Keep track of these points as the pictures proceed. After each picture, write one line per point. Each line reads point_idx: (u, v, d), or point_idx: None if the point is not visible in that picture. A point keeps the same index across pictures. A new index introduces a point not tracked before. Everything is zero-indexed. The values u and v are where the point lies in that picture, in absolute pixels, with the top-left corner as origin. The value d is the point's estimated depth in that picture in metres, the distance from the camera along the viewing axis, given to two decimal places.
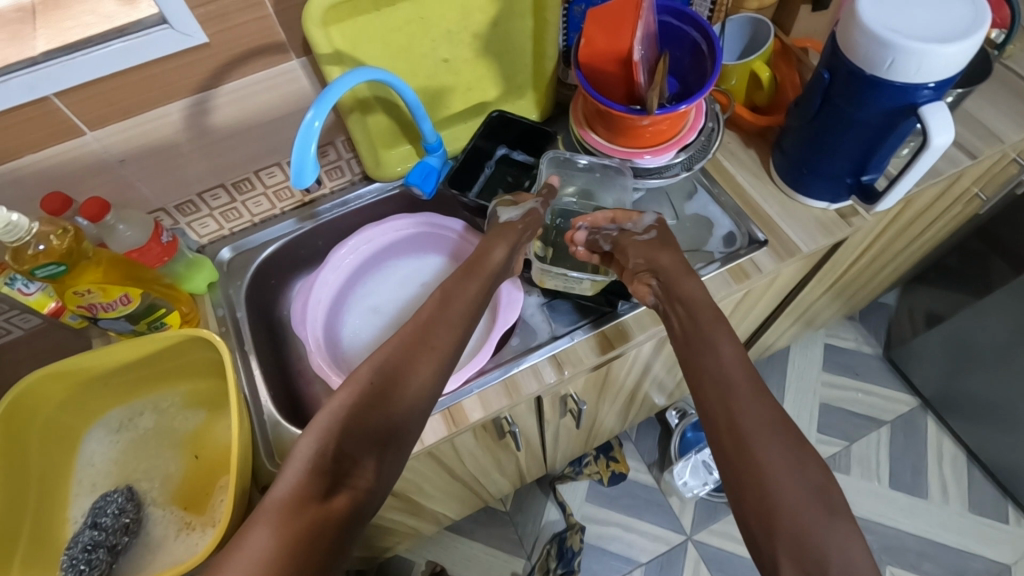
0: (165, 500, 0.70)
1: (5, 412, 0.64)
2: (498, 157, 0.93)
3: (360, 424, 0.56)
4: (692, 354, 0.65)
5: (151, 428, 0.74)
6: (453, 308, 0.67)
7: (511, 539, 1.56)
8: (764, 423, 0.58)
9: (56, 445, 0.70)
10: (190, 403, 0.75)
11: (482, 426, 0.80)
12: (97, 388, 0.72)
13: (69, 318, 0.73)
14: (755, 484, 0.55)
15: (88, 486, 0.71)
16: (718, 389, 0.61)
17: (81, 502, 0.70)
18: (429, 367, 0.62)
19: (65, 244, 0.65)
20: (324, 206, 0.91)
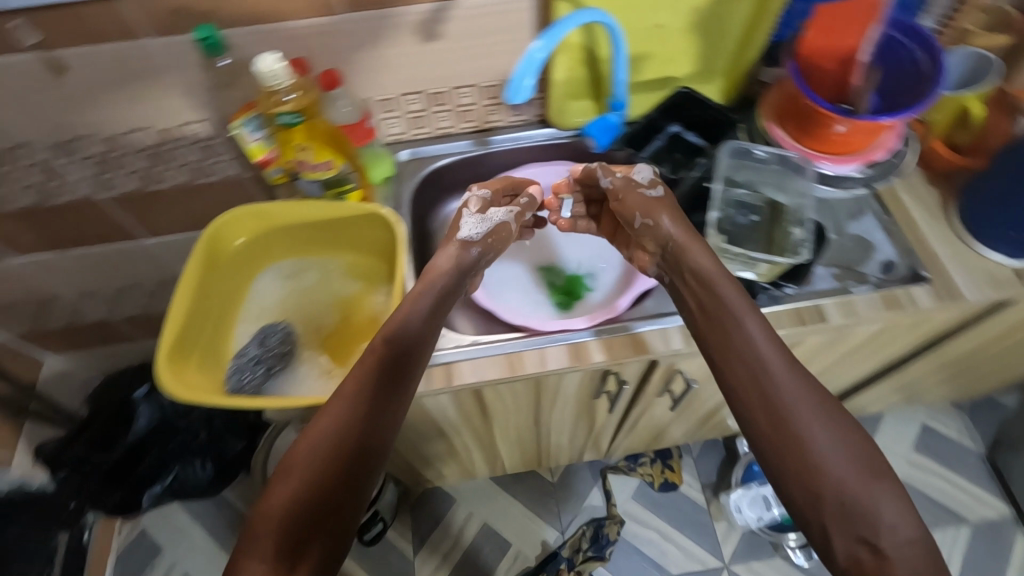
0: (313, 345, 0.78)
1: (212, 231, 0.74)
2: (670, 133, 0.94)
3: (301, 514, 0.55)
4: (714, 329, 0.65)
5: (313, 284, 0.83)
6: (376, 368, 0.63)
7: (549, 510, 1.59)
8: (801, 395, 0.59)
9: (238, 273, 0.80)
10: (350, 272, 0.84)
11: (594, 373, 0.83)
12: (282, 236, 0.81)
13: (272, 171, 0.83)
14: (797, 455, 0.57)
15: (254, 315, 0.81)
16: (750, 367, 0.61)
17: (245, 327, 0.80)
18: (359, 421, 0.59)
19: (302, 102, 0.75)
20: (498, 137, 0.97)
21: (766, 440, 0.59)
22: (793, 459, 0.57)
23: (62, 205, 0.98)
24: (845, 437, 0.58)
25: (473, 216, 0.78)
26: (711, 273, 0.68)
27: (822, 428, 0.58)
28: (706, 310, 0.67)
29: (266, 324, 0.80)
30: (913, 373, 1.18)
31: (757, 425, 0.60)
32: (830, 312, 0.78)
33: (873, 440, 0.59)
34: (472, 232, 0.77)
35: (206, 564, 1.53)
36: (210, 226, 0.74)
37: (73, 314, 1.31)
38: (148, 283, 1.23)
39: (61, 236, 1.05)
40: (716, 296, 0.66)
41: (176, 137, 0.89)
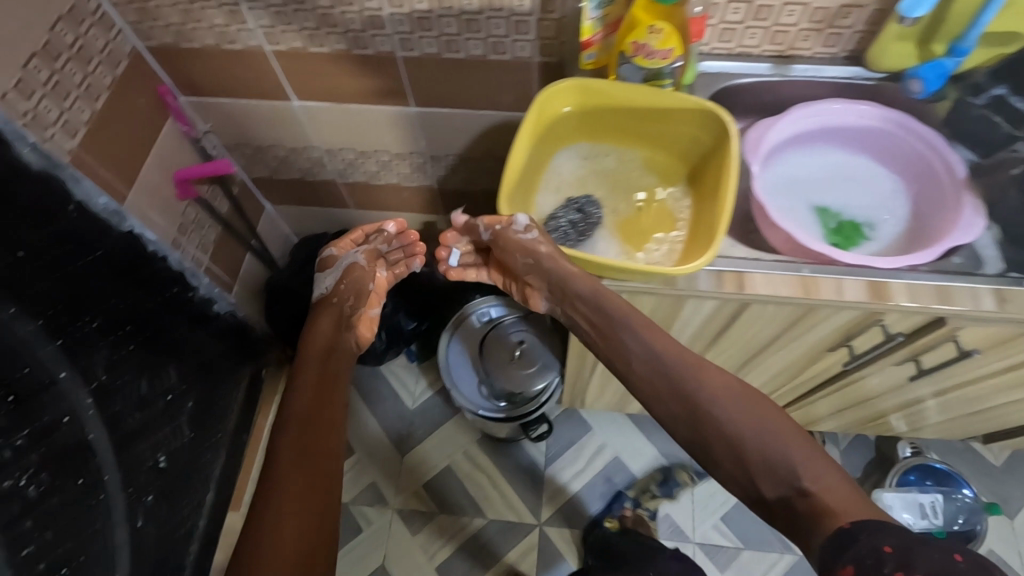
0: (610, 224, 0.81)
1: (546, 94, 0.77)
2: (992, 96, 0.89)
3: (300, 520, 0.85)
4: (597, 316, 0.91)
5: (609, 171, 0.85)
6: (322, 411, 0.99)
7: (681, 461, 1.61)
8: (702, 379, 0.83)
9: (548, 144, 0.84)
10: (648, 166, 0.85)
11: (870, 315, 0.81)
12: (594, 118, 0.83)
13: (589, 54, 0.88)
14: (697, 414, 0.81)
15: (554, 187, 0.84)
16: (648, 365, 0.86)
17: (545, 196, 0.84)
18: (283, 443, 0.92)
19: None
20: (798, 66, 0.94)
21: (697, 425, 0.82)
22: (720, 409, 0.80)
23: (363, 57, 1.05)
24: (748, 415, 0.78)
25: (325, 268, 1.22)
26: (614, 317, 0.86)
27: (710, 381, 0.82)
28: (597, 326, 0.93)
29: (565, 197, 0.84)
30: None
31: (666, 403, 0.85)
32: None
33: (763, 400, 0.80)
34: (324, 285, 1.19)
35: (357, 424, 1.68)
36: (552, 84, 0.77)
37: (307, 170, 1.41)
38: (387, 152, 1.31)
39: (345, 89, 1.13)
40: (513, 244, 0.81)
41: (496, 7, 0.92)
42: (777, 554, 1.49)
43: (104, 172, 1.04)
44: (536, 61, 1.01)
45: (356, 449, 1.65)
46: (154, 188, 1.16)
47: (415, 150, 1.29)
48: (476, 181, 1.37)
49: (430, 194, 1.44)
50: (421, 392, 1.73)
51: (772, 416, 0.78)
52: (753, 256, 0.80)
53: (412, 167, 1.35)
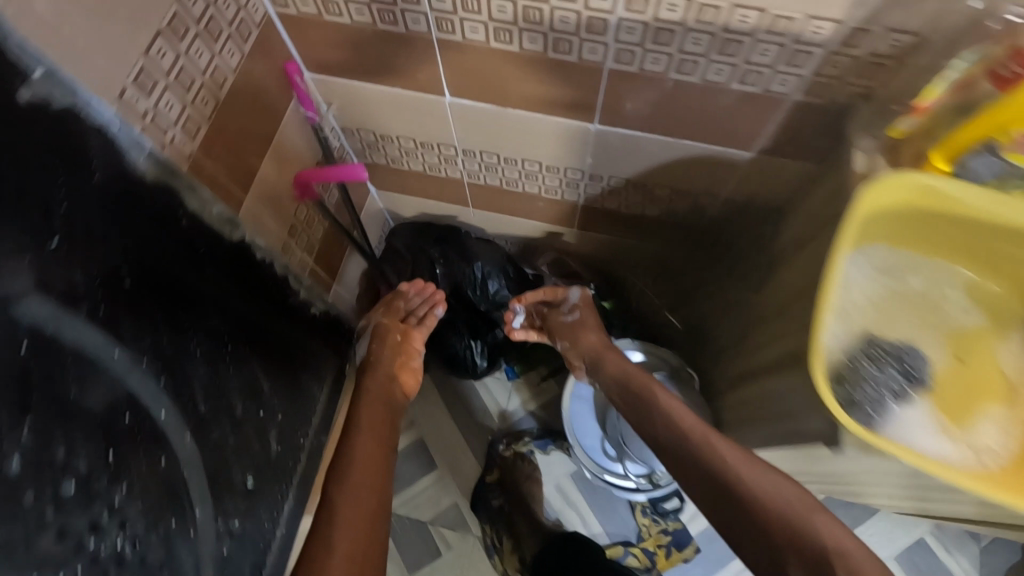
0: (927, 382, 0.64)
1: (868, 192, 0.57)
2: None
3: (358, 529, 0.97)
4: (633, 407, 1.02)
5: (905, 286, 0.67)
6: (366, 438, 1.15)
7: None
8: (724, 450, 0.85)
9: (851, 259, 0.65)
10: (960, 286, 0.67)
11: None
12: (920, 227, 0.63)
13: (906, 120, 0.63)
14: (719, 478, 0.83)
15: (847, 314, 0.67)
16: (672, 431, 0.93)
17: (836, 327, 0.66)
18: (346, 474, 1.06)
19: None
20: None
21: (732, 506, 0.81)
22: (758, 485, 0.80)
23: (558, 63, 0.80)
24: (777, 487, 0.79)
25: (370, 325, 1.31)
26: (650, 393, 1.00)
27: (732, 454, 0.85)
28: (635, 388, 1.03)
29: (863, 333, 0.66)
30: None
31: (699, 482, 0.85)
32: None
33: (797, 490, 0.78)
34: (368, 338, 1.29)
35: (440, 436, 1.55)
36: (895, 177, 0.57)
37: (430, 165, 1.18)
38: (538, 163, 1.08)
39: (517, 94, 0.89)
40: (568, 331, 1.20)
41: (777, 30, 0.66)
42: None
43: (223, 177, 0.84)
44: (792, 100, 0.76)
45: (440, 465, 1.53)
46: (269, 186, 0.97)
47: (574, 165, 1.06)
48: (634, 205, 1.14)
49: (570, 209, 1.22)
50: (512, 410, 1.58)
51: (812, 512, 0.75)
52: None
53: (562, 181, 1.12)
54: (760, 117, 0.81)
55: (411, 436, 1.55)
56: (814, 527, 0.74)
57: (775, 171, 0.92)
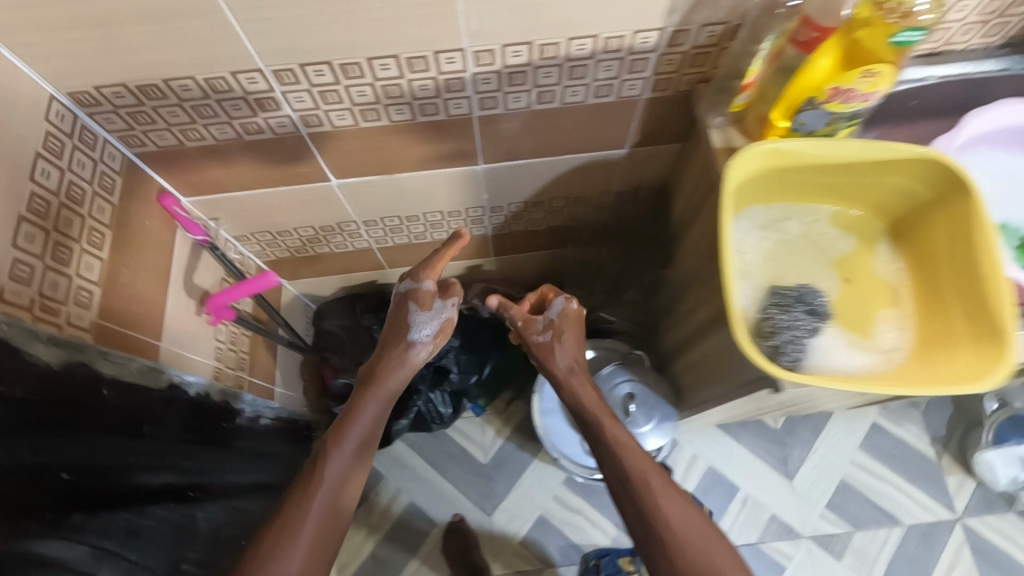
0: (833, 318, 0.66)
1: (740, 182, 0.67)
2: None
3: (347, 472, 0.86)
4: (626, 493, 0.83)
5: (806, 232, 0.71)
6: (394, 368, 0.95)
7: (774, 455, 1.56)
8: (659, 488, 0.82)
9: (786, 248, 0.70)
10: (839, 227, 0.71)
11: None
12: (795, 177, 0.69)
13: (744, 97, 0.73)
14: (619, 475, 0.85)
15: (749, 269, 0.69)
16: (629, 464, 0.85)
17: (744, 285, 0.68)
18: (374, 399, 0.92)
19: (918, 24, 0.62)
20: (951, 65, 0.82)
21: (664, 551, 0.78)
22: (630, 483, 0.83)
23: (429, 125, 0.84)
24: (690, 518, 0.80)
25: (426, 310, 1.00)
26: (623, 440, 0.87)
27: (624, 442, 0.87)
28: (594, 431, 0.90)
29: (772, 286, 0.68)
30: None
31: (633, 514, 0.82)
32: None
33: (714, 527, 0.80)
34: (423, 332, 0.99)
35: (429, 493, 1.54)
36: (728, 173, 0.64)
37: (337, 243, 1.18)
38: (439, 212, 1.11)
39: (401, 162, 0.92)
40: (548, 349, 0.97)
41: (615, 48, 0.73)
42: (886, 529, 1.50)
43: (131, 332, 0.82)
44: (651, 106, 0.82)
45: (439, 522, 1.52)
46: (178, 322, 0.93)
47: (473, 205, 1.10)
48: (539, 221, 1.19)
49: (481, 241, 1.26)
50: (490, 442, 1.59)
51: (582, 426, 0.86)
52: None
53: (465, 222, 1.16)
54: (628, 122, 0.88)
55: (402, 502, 1.54)
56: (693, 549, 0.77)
57: (651, 157, 1.00)
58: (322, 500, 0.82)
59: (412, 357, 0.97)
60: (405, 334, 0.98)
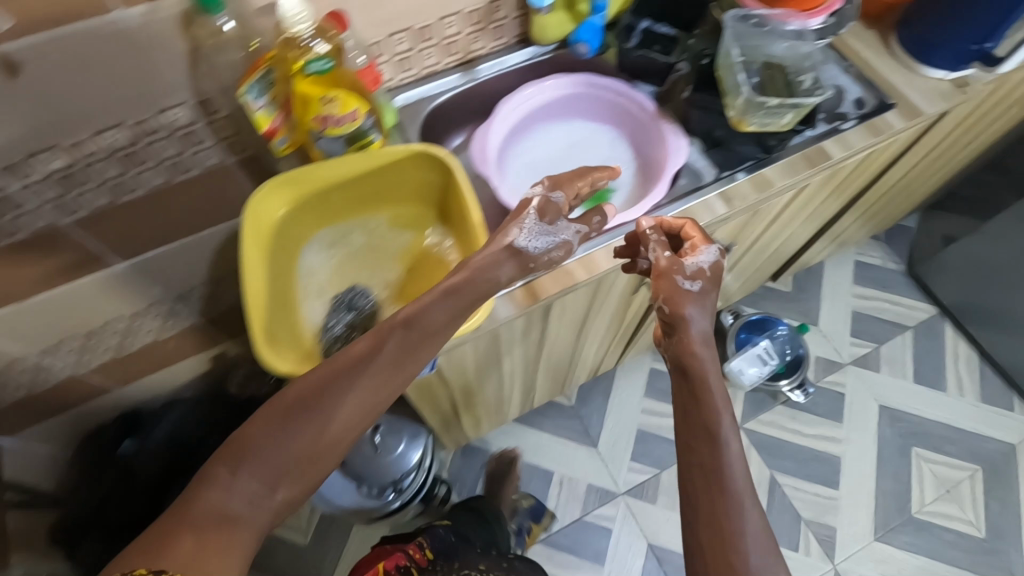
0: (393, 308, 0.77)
1: (276, 222, 0.73)
2: (641, 30, 0.99)
3: (281, 504, 0.57)
4: (687, 492, 0.58)
5: (369, 240, 0.80)
6: (388, 367, 0.62)
7: (577, 430, 1.66)
8: (739, 472, 0.56)
9: (350, 260, 0.79)
10: (395, 225, 0.81)
11: (597, 290, 0.94)
12: (332, 198, 0.77)
13: (278, 141, 0.78)
14: (700, 462, 0.57)
15: (315, 292, 0.77)
16: (707, 461, 0.57)
17: (311, 307, 0.76)
18: (344, 411, 0.59)
19: (331, 45, 0.71)
20: (483, 65, 0.96)
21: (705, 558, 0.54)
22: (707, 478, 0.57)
23: (17, 244, 0.84)
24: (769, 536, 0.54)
25: (545, 222, 0.73)
26: (719, 408, 0.60)
27: (736, 438, 0.58)
28: (688, 421, 0.61)
29: (333, 297, 0.77)
30: (832, 215, 1.47)
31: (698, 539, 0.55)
32: (833, 150, 0.89)
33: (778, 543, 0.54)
34: (537, 242, 0.72)
35: None
36: (245, 223, 0.68)
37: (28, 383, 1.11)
38: (124, 317, 1.08)
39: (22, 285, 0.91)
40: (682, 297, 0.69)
41: (153, 129, 0.79)
42: None
43: None
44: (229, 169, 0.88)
45: None
46: None
47: (153, 300, 1.09)
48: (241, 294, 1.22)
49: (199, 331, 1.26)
50: None
51: None
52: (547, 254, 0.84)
53: (160, 318, 1.15)
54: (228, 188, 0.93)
55: None
56: (745, 523, 0.54)
57: None
58: (346, 403, 0.59)
59: (376, 361, 0.61)
60: (513, 241, 0.70)
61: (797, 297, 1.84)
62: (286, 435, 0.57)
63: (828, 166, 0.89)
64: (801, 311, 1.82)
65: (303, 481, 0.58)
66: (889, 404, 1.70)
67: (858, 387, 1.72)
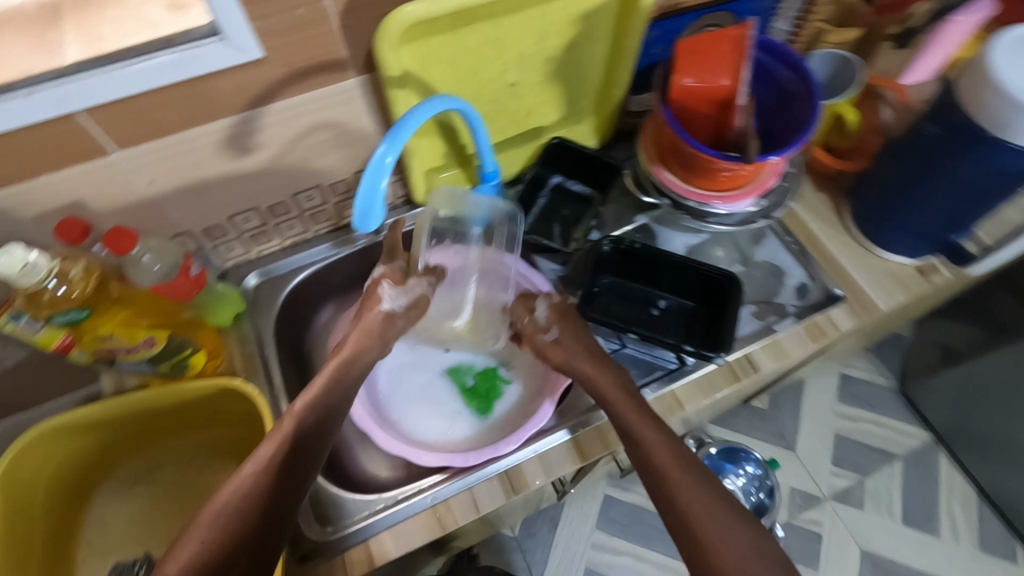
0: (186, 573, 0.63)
1: (50, 473, 0.60)
2: (551, 186, 0.85)
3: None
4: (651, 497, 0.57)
5: (181, 474, 0.67)
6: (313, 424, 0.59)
7: (518, 568, 1.47)
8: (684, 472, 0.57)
9: (149, 502, 0.66)
10: (215, 454, 0.68)
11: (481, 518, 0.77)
12: (129, 431, 0.64)
13: (78, 354, 0.60)
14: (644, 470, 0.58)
15: (97, 550, 0.64)
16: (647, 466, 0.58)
17: (88, 569, 0.63)
18: (269, 476, 0.55)
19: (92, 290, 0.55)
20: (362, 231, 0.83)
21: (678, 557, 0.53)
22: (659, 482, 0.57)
23: None
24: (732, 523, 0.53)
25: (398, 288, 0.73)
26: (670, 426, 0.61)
27: (660, 448, 0.58)
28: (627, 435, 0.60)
29: (117, 557, 0.63)
30: None
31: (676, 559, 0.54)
32: (762, 358, 0.74)
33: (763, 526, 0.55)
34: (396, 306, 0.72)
35: None
36: None
37: None
38: None
39: None
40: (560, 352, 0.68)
41: None
42: None
43: None
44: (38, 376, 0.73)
45: None
46: None
47: None
48: None
49: None
50: None
51: None
52: (368, 506, 0.66)
53: None
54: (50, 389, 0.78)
55: None
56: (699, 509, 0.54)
57: None
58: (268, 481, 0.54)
59: (307, 424, 0.59)
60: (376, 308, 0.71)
61: (773, 415, 1.66)
62: (223, 511, 0.52)
63: (755, 378, 0.73)
64: (776, 433, 1.64)
65: (257, 553, 0.52)
66: (870, 548, 1.51)
67: (837, 527, 1.53)
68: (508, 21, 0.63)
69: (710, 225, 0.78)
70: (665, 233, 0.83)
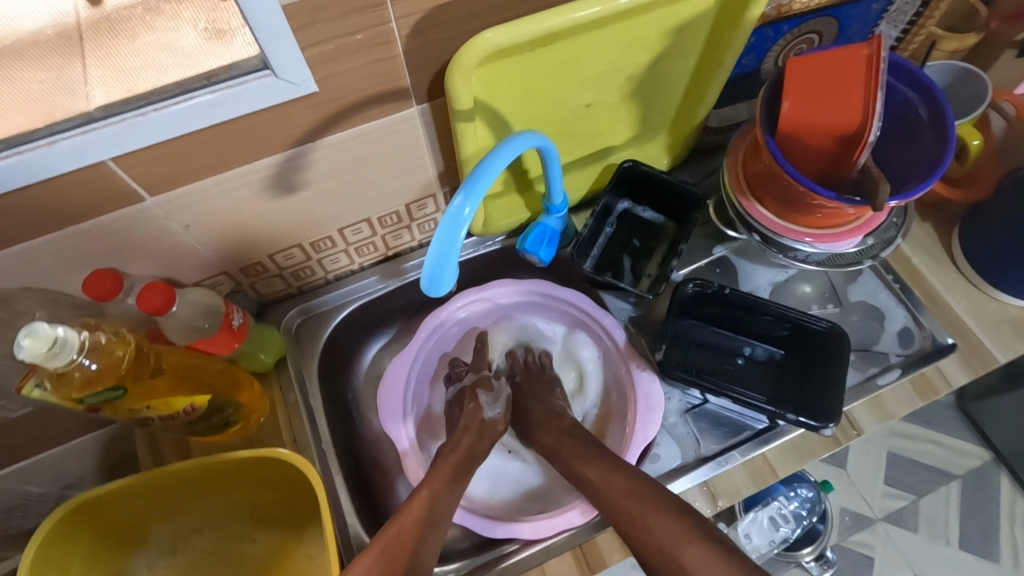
0: None
1: (85, 550, 0.56)
2: (618, 212, 0.76)
3: None
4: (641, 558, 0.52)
5: (219, 542, 0.62)
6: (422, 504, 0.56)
7: None
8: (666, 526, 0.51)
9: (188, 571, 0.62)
10: (254, 520, 0.63)
11: None
12: (165, 501, 0.59)
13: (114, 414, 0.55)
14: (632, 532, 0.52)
15: None
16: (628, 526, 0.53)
17: None
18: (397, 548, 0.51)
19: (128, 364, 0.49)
20: (410, 262, 0.76)
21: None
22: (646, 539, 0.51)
23: None
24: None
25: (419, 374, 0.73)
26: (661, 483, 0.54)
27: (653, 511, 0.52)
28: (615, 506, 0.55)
29: None
30: None
31: None
32: (863, 416, 0.66)
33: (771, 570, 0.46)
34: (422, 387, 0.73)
35: None
36: None
37: None
38: None
39: None
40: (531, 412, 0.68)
41: None
42: None
43: None
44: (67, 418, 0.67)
45: None
46: None
47: None
48: None
49: None
50: None
51: None
52: None
53: None
54: (76, 429, 0.72)
55: None
56: (686, 559, 0.48)
57: None
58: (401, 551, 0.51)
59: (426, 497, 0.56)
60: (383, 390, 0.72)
61: None
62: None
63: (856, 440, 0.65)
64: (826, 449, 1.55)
65: None
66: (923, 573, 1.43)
67: (889, 551, 1.45)
68: (592, 40, 0.54)
69: (805, 262, 0.70)
70: (748, 267, 0.75)
